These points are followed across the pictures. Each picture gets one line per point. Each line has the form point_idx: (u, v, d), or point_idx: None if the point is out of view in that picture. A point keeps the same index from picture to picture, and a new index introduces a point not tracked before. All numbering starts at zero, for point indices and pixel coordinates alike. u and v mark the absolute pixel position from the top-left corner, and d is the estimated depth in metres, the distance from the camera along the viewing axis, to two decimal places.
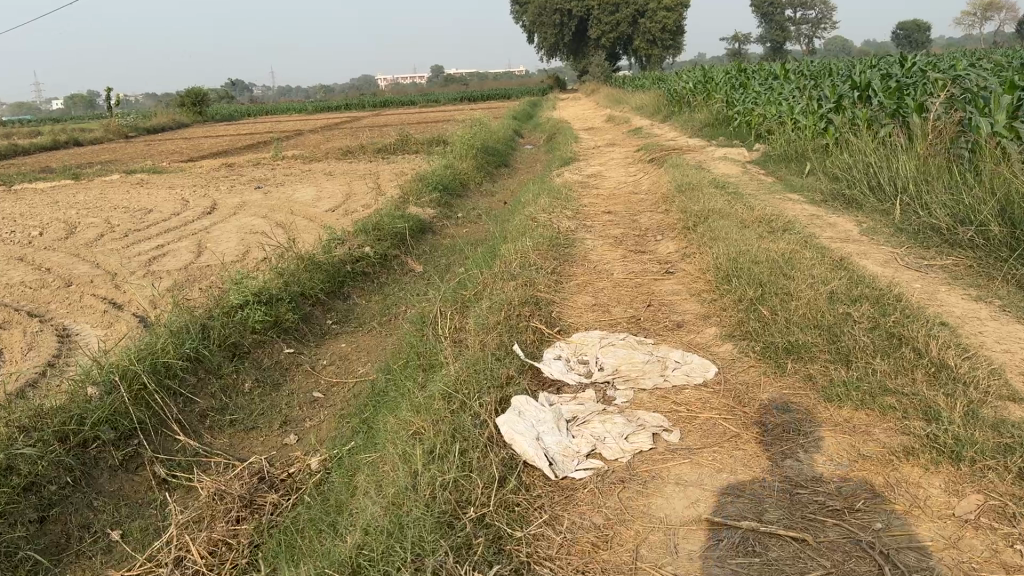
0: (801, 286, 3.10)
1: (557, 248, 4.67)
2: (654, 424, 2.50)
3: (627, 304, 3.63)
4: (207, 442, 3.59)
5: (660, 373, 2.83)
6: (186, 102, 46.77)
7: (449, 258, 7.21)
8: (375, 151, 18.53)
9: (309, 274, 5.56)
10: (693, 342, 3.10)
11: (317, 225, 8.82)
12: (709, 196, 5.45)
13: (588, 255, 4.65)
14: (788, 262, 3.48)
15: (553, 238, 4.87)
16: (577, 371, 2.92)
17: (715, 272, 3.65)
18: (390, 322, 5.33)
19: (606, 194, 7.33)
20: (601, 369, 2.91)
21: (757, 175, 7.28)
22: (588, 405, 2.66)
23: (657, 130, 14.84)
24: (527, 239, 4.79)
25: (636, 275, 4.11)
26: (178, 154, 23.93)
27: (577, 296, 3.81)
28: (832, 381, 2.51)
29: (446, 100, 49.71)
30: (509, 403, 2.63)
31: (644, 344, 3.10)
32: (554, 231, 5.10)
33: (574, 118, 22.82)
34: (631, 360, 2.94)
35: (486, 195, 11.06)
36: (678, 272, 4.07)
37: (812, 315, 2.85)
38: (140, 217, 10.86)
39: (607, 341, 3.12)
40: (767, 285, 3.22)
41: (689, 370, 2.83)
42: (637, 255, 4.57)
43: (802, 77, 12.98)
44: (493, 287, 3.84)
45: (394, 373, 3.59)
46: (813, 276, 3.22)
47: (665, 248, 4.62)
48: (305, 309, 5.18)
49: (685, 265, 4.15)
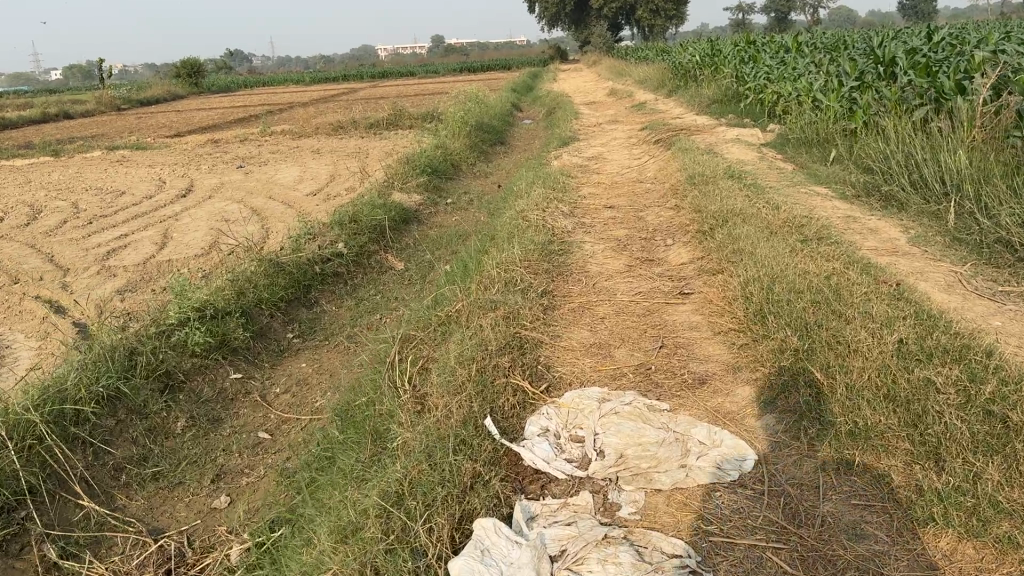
0: (860, 338, 2.52)
1: (551, 256, 4.03)
2: (673, 566, 1.86)
3: (632, 345, 3.03)
4: (119, 507, 2.97)
5: (681, 466, 2.26)
6: (180, 73, 45.74)
7: (434, 253, 6.57)
8: (367, 127, 17.74)
9: (269, 278, 4.90)
10: (720, 413, 2.53)
11: (295, 213, 8.16)
12: (725, 190, 4.78)
13: (586, 264, 4.01)
14: (836, 293, 2.87)
15: (545, 242, 4.21)
16: (573, 459, 2.35)
17: (745, 304, 3.05)
18: (362, 335, 4.71)
19: (607, 183, 6.66)
20: (602, 455, 2.33)
21: (775, 161, 6.60)
22: (583, 527, 2.03)
23: (662, 105, 14.07)
24: (514, 243, 4.14)
25: (643, 296, 3.49)
26: (166, 128, 23.12)
27: (572, 329, 3.20)
28: (925, 492, 1.99)
29: (445, 71, 48.64)
30: (472, 533, 2.06)
31: (656, 413, 2.52)
32: (546, 232, 4.45)
33: (576, 91, 21.93)
34: (638, 441, 2.36)
35: (480, 177, 10.37)
36: (695, 294, 3.44)
37: (882, 380, 2.33)
38: (110, 200, 10.17)
39: (608, 407, 2.53)
40: (815, 332, 2.65)
41: (719, 460, 2.28)
42: (644, 265, 3.93)
43: (818, 50, 12.17)
44: (473, 315, 3.21)
45: (352, 424, 2.99)
46: (873, 319, 2.63)
47: (676, 256, 3.97)
48: (261, 321, 4.52)
49: (702, 284, 3.52)
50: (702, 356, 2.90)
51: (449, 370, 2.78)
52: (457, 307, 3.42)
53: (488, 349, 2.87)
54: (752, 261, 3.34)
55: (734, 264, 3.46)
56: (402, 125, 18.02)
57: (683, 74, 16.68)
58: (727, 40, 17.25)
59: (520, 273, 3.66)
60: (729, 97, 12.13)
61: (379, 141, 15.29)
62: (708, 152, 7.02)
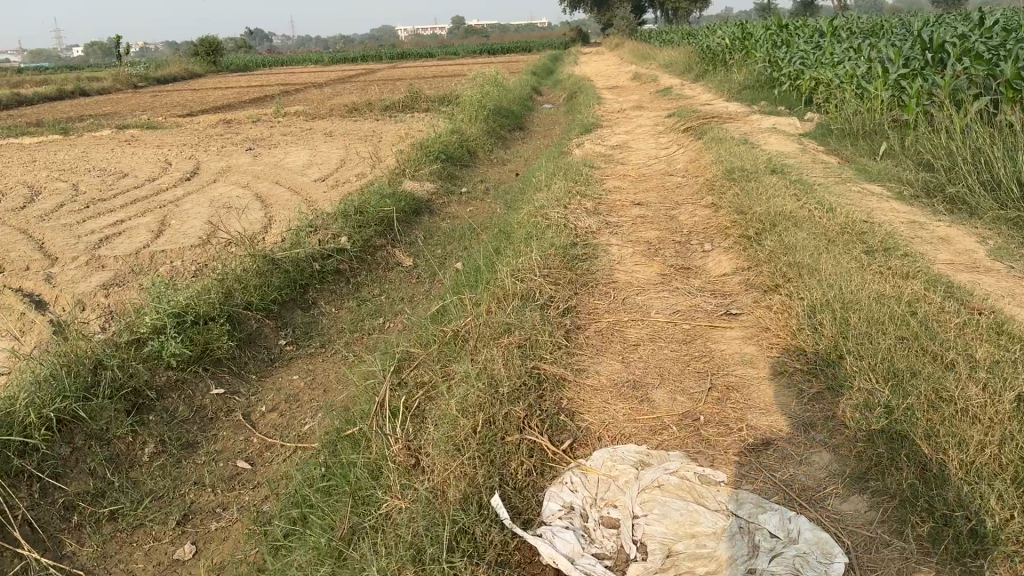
0: (968, 402, 2.07)
1: (574, 264, 3.56)
2: None
3: (670, 388, 2.58)
4: (66, 557, 2.55)
5: (746, 567, 1.80)
6: (198, 51, 45.36)
7: (446, 248, 6.11)
8: (382, 109, 17.28)
9: (262, 277, 4.45)
10: (795, 490, 2.09)
11: (301, 202, 7.72)
12: (770, 187, 4.27)
13: (614, 273, 3.54)
14: (925, 333, 2.42)
15: (567, 246, 3.74)
16: (606, 546, 1.91)
17: (810, 341, 2.61)
18: (363, 343, 4.26)
19: (635, 175, 6.17)
20: (643, 545, 1.90)
21: (817, 153, 6.08)
22: None
23: (689, 90, 13.51)
24: (533, 247, 3.68)
25: (683, 318, 3.03)
26: (180, 108, 22.75)
27: (602, 363, 2.76)
28: None
29: (465, 52, 48.01)
30: None
31: (709, 490, 2.08)
32: (569, 233, 3.97)
33: (598, 75, 21.30)
34: (688, 529, 1.92)
35: (497, 166, 9.88)
36: (743, 318, 2.98)
37: (1005, 460, 1.88)
38: (112, 182, 9.77)
39: (651, 476, 2.11)
40: (906, 386, 2.20)
41: (798, 559, 1.82)
42: (680, 275, 3.46)
43: (855, 35, 11.54)
44: (484, 339, 2.76)
45: (342, 473, 2.56)
46: (977, 373, 2.19)
47: (717, 266, 3.50)
48: (251, 325, 4.08)
49: (751, 304, 3.06)
50: (757, 404, 2.45)
51: (454, 419, 2.33)
52: (468, 326, 2.97)
53: (499, 390, 2.43)
54: (813, 279, 2.86)
55: (790, 280, 2.99)
56: (418, 108, 17.52)
57: (710, 59, 16.05)
58: (756, 23, 16.57)
59: (540, 287, 3.20)
60: (761, 83, 11.54)
61: (394, 124, 14.82)
62: (743, 142, 6.50)
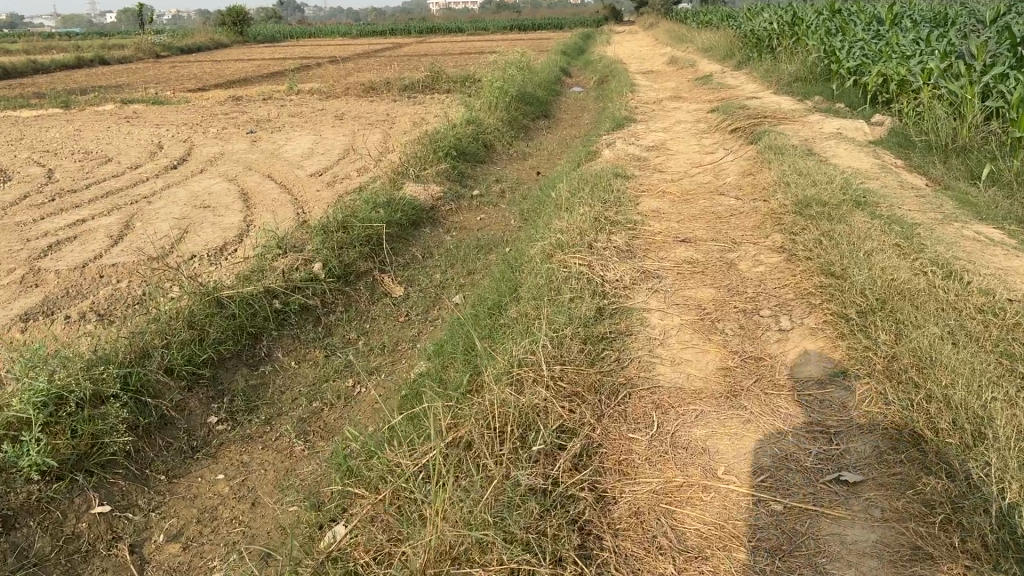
0: None
1: (597, 359, 2.55)
2: None
3: None
4: None
5: None
6: (226, 20, 44.50)
7: (447, 273, 5.10)
8: (402, 89, 16.26)
9: (196, 328, 3.49)
10: None
11: (290, 204, 6.77)
12: (864, 232, 3.22)
13: (656, 373, 2.52)
14: None
15: (589, 326, 2.73)
16: None
17: None
18: (321, 421, 3.29)
19: (677, 190, 5.13)
20: None
21: (898, 170, 5.00)
22: None
23: (731, 79, 12.35)
24: (540, 324, 2.67)
25: (771, 489, 2.00)
26: (196, 80, 21.87)
27: None
28: None
29: (495, 26, 46.74)
30: None
31: None
32: (594, 300, 2.95)
33: (632, 57, 20.13)
34: None
35: (517, 164, 8.84)
36: (869, 505, 1.91)
37: None
38: (91, 169, 8.85)
39: None
40: None
41: None
42: (756, 383, 2.42)
43: (922, 23, 10.32)
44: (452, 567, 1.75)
45: None
46: None
47: (805, 368, 2.47)
48: (169, 400, 3.12)
49: (875, 475, 2.00)
50: None
51: None
52: (438, 487, 1.97)
53: None
54: (990, 455, 1.82)
55: (943, 440, 1.96)
56: (439, 90, 16.47)
57: (755, 44, 14.80)
58: (806, 5, 15.26)
59: (549, 419, 2.19)
60: (815, 75, 10.34)
61: (411, 108, 13.80)
62: (807, 154, 5.42)
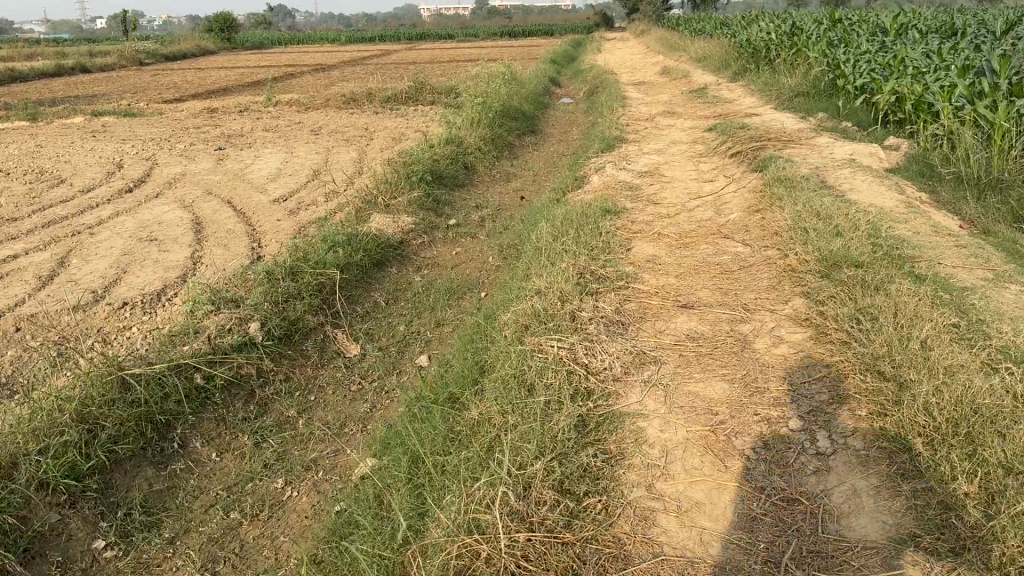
0: None
1: (577, 516, 1.92)
2: None
3: None
4: None
5: None
6: (213, 27, 43.85)
7: (412, 326, 4.46)
8: (385, 101, 15.65)
9: (87, 422, 2.86)
10: None
11: (246, 238, 6.15)
12: (914, 307, 2.57)
13: (656, 536, 1.88)
14: None
15: (566, 460, 2.09)
16: None
17: None
18: (237, 542, 2.65)
19: (674, 231, 4.51)
20: None
21: (925, 208, 4.40)
22: None
23: (727, 93, 11.80)
24: (504, 460, 2.03)
25: None
26: (174, 90, 21.19)
27: None
28: None
29: (486, 33, 46.33)
30: None
31: None
32: (574, 410, 2.31)
33: (623, 66, 19.60)
34: None
35: (500, 186, 8.23)
36: None
37: None
38: (39, 191, 8.19)
39: None
40: None
41: None
42: (797, 561, 1.76)
43: (929, 36, 9.77)
44: None
45: None
46: None
47: (861, 531, 1.83)
48: (39, 526, 2.53)
49: None
50: None
51: None
52: None
53: None
54: None
55: None
56: (423, 102, 15.86)
57: (751, 55, 14.23)
58: (804, 15, 14.73)
59: None
60: (817, 90, 9.76)
61: (392, 121, 13.18)
62: (821, 189, 4.81)
